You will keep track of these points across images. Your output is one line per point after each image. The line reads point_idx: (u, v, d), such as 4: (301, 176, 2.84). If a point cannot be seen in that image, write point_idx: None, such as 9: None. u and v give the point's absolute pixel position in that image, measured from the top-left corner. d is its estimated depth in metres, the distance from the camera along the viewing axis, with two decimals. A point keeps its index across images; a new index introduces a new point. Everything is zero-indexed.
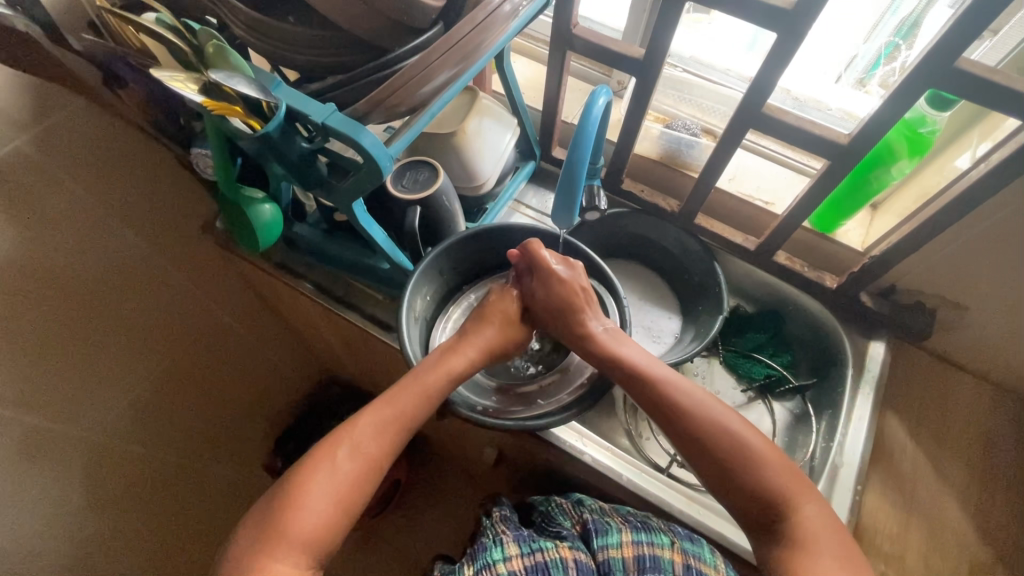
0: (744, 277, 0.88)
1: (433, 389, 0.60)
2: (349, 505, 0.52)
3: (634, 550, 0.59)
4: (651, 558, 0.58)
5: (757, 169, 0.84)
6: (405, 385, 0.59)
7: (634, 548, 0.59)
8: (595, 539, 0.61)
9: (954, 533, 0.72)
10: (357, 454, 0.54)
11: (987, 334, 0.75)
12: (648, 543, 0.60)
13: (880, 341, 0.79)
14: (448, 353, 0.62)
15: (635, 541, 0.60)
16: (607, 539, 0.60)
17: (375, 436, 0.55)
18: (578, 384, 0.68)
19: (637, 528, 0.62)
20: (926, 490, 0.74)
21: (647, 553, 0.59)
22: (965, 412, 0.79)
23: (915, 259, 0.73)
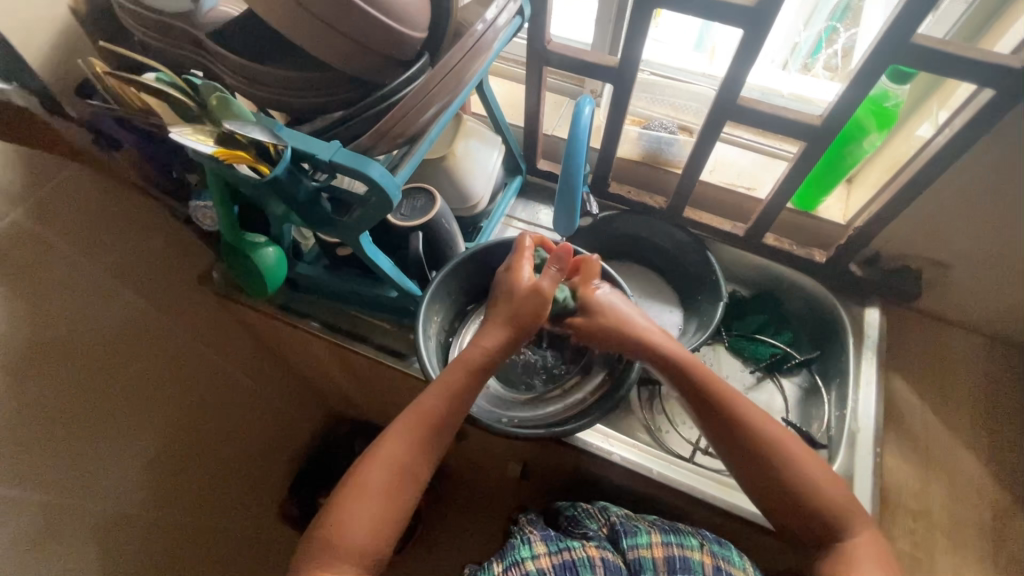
0: (736, 263, 0.91)
1: (458, 387, 0.60)
2: (394, 515, 0.55)
3: (664, 551, 0.60)
4: (682, 559, 0.59)
5: (735, 158, 0.88)
6: (431, 387, 0.60)
7: (665, 547, 0.60)
8: (624, 539, 0.62)
9: (971, 482, 0.75)
10: (391, 466, 0.56)
11: (973, 288, 0.79)
12: (677, 543, 0.60)
13: (874, 307, 0.83)
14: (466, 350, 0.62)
15: (665, 542, 0.61)
16: (638, 539, 0.61)
17: (408, 446, 0.57)
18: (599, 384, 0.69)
19: (666, 530, 0.63)
20: (940, 444, 0.77)
21: (679, 553, 0.59)
22: (966, 365, 0.83)
23: (896, 224, 0.77)
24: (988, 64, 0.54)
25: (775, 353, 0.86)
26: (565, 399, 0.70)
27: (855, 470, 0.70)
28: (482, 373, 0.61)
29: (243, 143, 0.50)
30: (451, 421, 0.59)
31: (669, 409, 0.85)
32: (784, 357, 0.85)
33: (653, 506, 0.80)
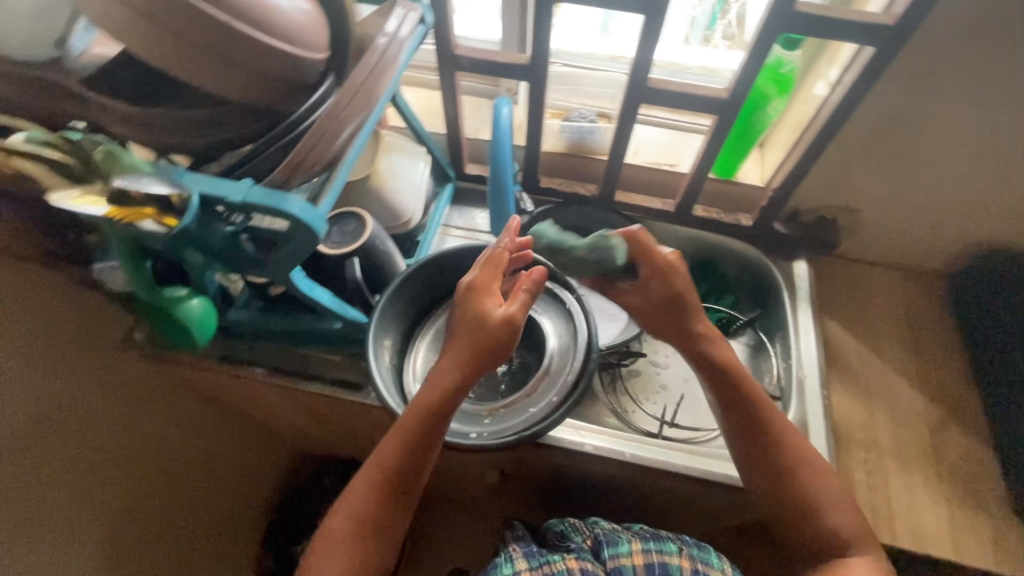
0: (672, 237, 0.93)
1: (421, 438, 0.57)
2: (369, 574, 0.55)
3: (644, 558, 0.60)
4: (661, 566, 0.60)
5: (655, 138, 0.91)
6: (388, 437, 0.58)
7: (646, 555, 0.61)
8: (606, 550, 0.62)
9: (908, 406, 0.81)
10: (357, 521, 0.56)
11: (882, 228, 0.86)
12: (657, 550, 0.61)
13: (802, 260, 0.88)
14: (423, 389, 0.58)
15: (646, 549, 0.61)
16: (620, 548, 0.62)
17: (368, 501, 0.57)
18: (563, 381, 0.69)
19: (647, 537, 0.64)
20: (877, 376, 0.83)
21: (659, 561, 0.60)
22: (885, 300, 0.90)
23: (808, 181, 0.82)
24: (866, 23, 0.58)
25: (722, 317, 0.88)
26: (529, 401, 0.69)
27: (808, 416, 0.74)
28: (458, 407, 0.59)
29: (143, 199, 0.46)
30: (416, 471, 0.58)
31: (632, 389, 0.87)
32: (731, 320, 0.88)
33: (630, 487, 0.82)
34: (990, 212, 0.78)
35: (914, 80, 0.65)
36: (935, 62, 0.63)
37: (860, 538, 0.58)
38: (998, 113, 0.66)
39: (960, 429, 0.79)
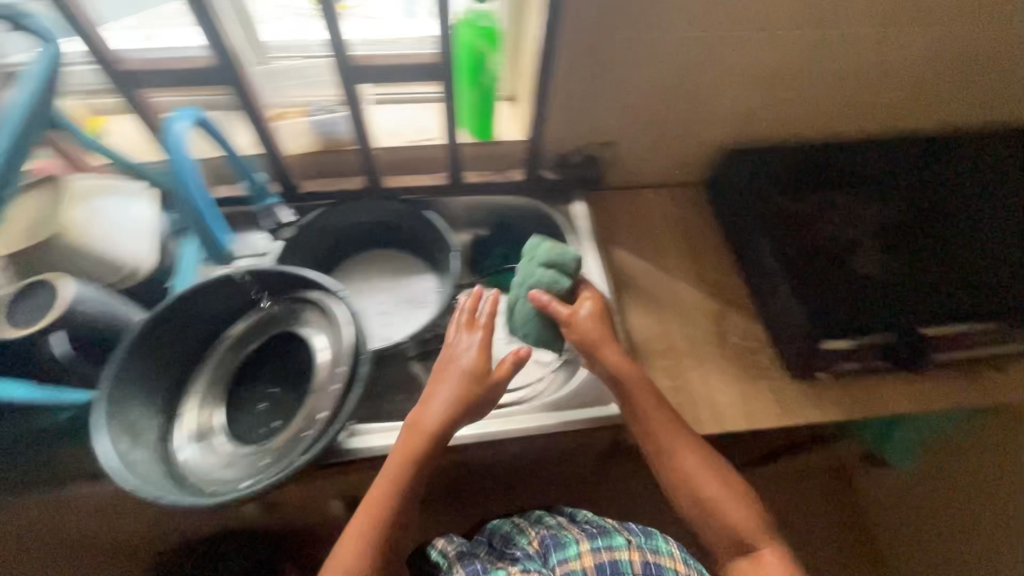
0: (464, 211, 0.95)
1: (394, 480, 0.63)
2: None
3: (593, 559, 0.58)
4: (612, 564, 0.58)
5: (403, 116, 0.89)
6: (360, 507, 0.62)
7: (594, 555, 0.59)
8: (552, 556, 0.60)
9: (695, 306, 0.89)
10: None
11: (636, 152, 0.94)
12: (607, 547, 0.60)
13: (578, 201, 0.92)
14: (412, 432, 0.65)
15: (595, 548, 0.59)
16: (568, 552, 0.60)
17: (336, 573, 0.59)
18: (332, 392, 0.59)
19: (594, 534, 0.62)
20: (666, 287, 0.91)
21: (609, 559, 0.58)
22: (659, 219, 0.98)
23: (546, 124, 0.86)
24: None
25: None
26: (299, 428, 0.59)
27: None
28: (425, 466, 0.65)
29: None
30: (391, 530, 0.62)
31: None
32: None
33: (473, 464, 0.81)
34: (703, 118, 0.90)
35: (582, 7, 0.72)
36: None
37: (758, 535, 0.61)
38: (664, 30, 0.76)
39: (738, 313, 0.89)
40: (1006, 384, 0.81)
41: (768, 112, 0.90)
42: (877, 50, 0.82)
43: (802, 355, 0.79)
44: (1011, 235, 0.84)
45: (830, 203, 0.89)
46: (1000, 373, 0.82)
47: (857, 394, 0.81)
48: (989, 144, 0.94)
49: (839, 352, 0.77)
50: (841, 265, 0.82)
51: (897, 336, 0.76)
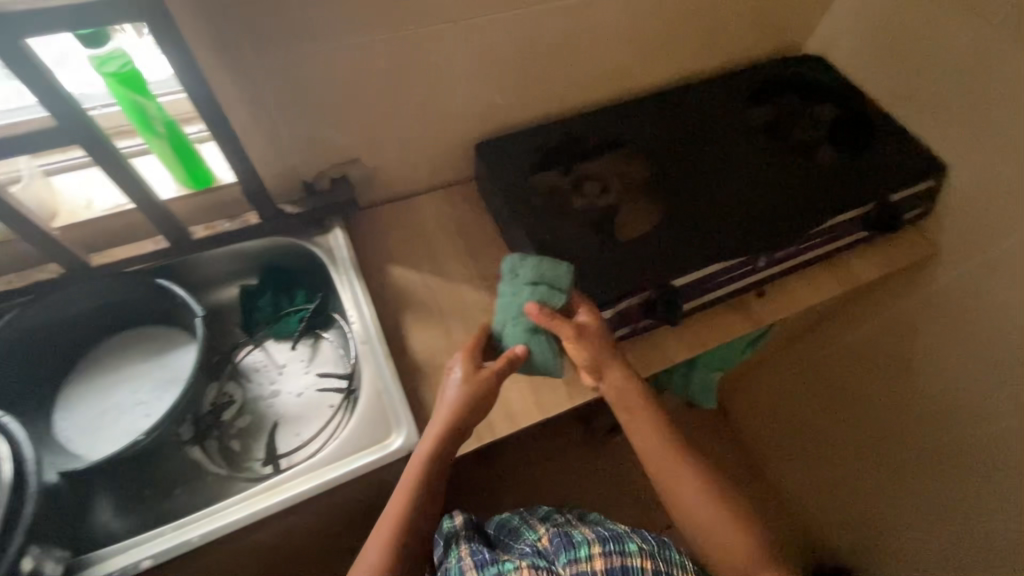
0: (215, 266, 0.87)
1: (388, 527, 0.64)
2: None
3: (603, 563, 0.63)
4: (620, 569, 0.63)
5: (80, 188, 0.80)
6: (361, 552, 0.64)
7: (605, 560, 0.63)
8: (562, 556, 0.66)
9: (478, 306, 0.87)
10: None
11: (384, 163, 0.90)
12: (622, 553, 0.64)
13: (337, 228, 0.87)
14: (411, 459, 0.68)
15: (605, 553, 0.64)
16: (576, 554, 0.65)
17: None
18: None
19: (608, 538, 0.66)
20: (446, 294, 0.88)
21: (620, 565, 0.63)
22: (432, 226, 0.95)
23: (253, 161, 0.79)
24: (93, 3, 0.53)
25: (302, 317, 0.88)
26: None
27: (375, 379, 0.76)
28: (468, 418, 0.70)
29: None
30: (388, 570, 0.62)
31: (248, 433, 0.82)
32: (311, 316, 0.87)
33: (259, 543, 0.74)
34: (437, 117, 0.87)
35: (226, 42, 0.64)
36: (228, 20, 0.63)
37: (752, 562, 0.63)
38: (342, 43, 0.70)
39: None
40: (761, 309, 0.92)
41: (503, 98, 0.89)
42: (580, 19, 0.83)
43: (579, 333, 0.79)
44: (738, 174, 0.93)
45: (578, 179, 0.92)
46: (759, 299, 0.92)
47: (639, 355, 0.85)
48: (713, 90, 1.02)
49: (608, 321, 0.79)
50: (595, 237, 0.84)
51: (656, 293, 0.79)
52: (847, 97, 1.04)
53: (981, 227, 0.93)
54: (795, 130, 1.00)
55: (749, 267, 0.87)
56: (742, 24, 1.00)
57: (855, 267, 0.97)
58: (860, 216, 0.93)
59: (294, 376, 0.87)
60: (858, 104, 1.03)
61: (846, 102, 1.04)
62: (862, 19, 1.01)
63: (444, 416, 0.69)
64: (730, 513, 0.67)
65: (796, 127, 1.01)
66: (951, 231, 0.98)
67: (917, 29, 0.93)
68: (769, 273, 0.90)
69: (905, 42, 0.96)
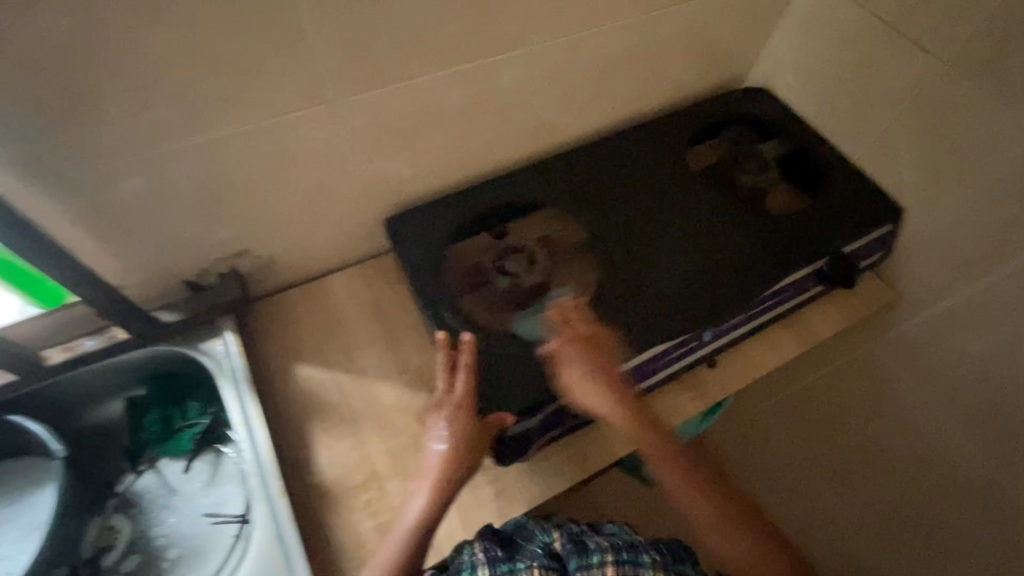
0: (90, 383, 0.76)
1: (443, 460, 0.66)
2: None
3: (615, 572, 0.60)
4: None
5: None
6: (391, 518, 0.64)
7: (619, 567, 0.61)
8: (573, 561, 0.62)
9: (397, 405, 0.78)
10: None
11: (282, 249, 0.80)
12: (634, 564, 0.62)
13: (229, 329, 0.76)
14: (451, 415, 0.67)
15: (619, 562, 0.61)
16: (590, 559, 0.61)
17: None
18: None
19: (622, 548, 0.63)
20: (360, 393, 0.78)
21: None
22: (347, 311, 0.85)
23: (115, 270, 0.69)
24: None
25: (196, 433, 0.77)
26: None
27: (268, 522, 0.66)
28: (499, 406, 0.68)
29: None
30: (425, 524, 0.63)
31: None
32: (205, 431, 0.77)
33: None
34: (335, 196, 0.77)
35: (15, 150, 0.53)
36: (14, 126, 0.52)
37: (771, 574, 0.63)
38: (190, 135, 0.60)
39: None
40: (715, 380, 0.83)
41: (411, 167, 0.79)
42: (485, 80, 0.74)
43: (501, 442, 0.70)
44: (679, 233, 0.84)
45: (501, 252, 0.80)
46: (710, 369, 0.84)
47: (579, 451, 0.76)
48: (652, 132, 0.92)
49: (531, 428, 0.70)
50: (522, 324, 0.74)
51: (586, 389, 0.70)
52: (797, 133, 0.96)
53: (948, 270, 0.86)
54: (743, 175, 0.90)
55: (692, 344, 0.79)
56: (678, 61, 0.91)
57: (816, 319, 0.89)
58: (814, 272, 0.85)
59: (190, 503, 0.76)
60: (810, 140, 0.95)
61: (796, 139, 0.96)
62: (807, 49, 0.92)
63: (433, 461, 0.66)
64: (740, 523, 0.66)
65: (746, 170, 0.91)
66: (916, 274, 0.90)
67: (863, 60, 0.85)
68: (718, 343, 0.82)
69: (855, 75, 0.88)
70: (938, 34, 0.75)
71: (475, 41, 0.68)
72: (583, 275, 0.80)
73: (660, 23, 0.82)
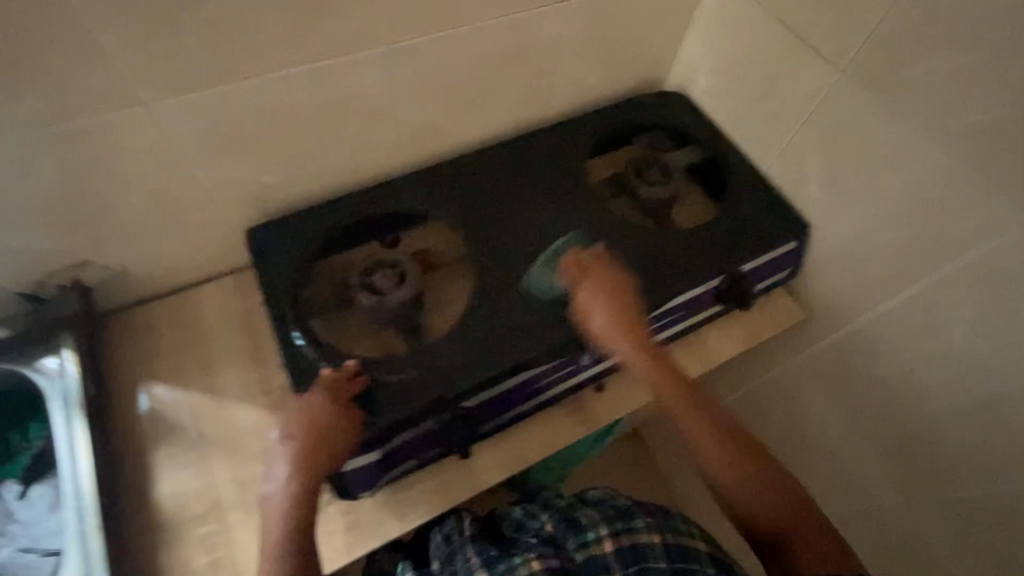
0: None
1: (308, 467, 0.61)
2: None
3: (615, 542, 0.67)
4: (630, 550, 0.67)
5: None
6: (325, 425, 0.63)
7: (616, 540, 0.68)
8: (573, 541, 0.69)
9: (253, 428, 0.73)
10: None
11: (131, 260, 0.74)
12: (628, 533, 0.68)
13: (67, 347, 0.71)
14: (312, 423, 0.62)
15: (614, 535, 0.68)
16: (586, 537, 0.68)
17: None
18: None
19: (612, 518, 0.70)
20: (215, 415, 0.73)
21: (627, 544, 0.67)
22: (210, 326, 0.79)
23: None
24: None
25: (32, 458, 0.72)
26: None
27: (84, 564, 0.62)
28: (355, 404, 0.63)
29: None
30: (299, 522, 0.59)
31: None
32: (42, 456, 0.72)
33: None
34: (186, 203, 0.71)
35: None
36: None
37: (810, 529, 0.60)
38: None
39: None
40: (599, 405, 0.78)
41: (270, 174, 0.73)
42: (341, 82, 0.68)
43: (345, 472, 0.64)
44: (566, 248, 0.79)
45: (372, 266, 0.74)
46: (597, 393, 0.79)
47: (442, 482, 0.71)
48: (546, 141, 0.87)
49: (375, 463, 0.64)
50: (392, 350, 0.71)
51: (439, 420, 0.67)
52: (708, 142, 0.90)
53: (850, 293, 0.80)
54: (642, 186, 0.85)
55: (568, 368, 0.74)
56: (576, 61, 0.85)
57: (714, 343, 0.84)
58: (709, 291, 0.80)
59: None
60: (722, 148, 0.89)
61: (707, 149, 0.90)
62: (717, 49, 0.86)
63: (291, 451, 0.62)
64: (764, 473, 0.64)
65: (647, 182, 0.86)
66: (821, 296, 0.85)
67: (768, 66, 0.80)
68: (599, 368, 0.77)
69: (762, 79, 0.82)
70: (833, 42, 0.70)
71: (319, 40, 0.63)
72: (457, 294, 0.77)
73: (545, 22, 0.76)
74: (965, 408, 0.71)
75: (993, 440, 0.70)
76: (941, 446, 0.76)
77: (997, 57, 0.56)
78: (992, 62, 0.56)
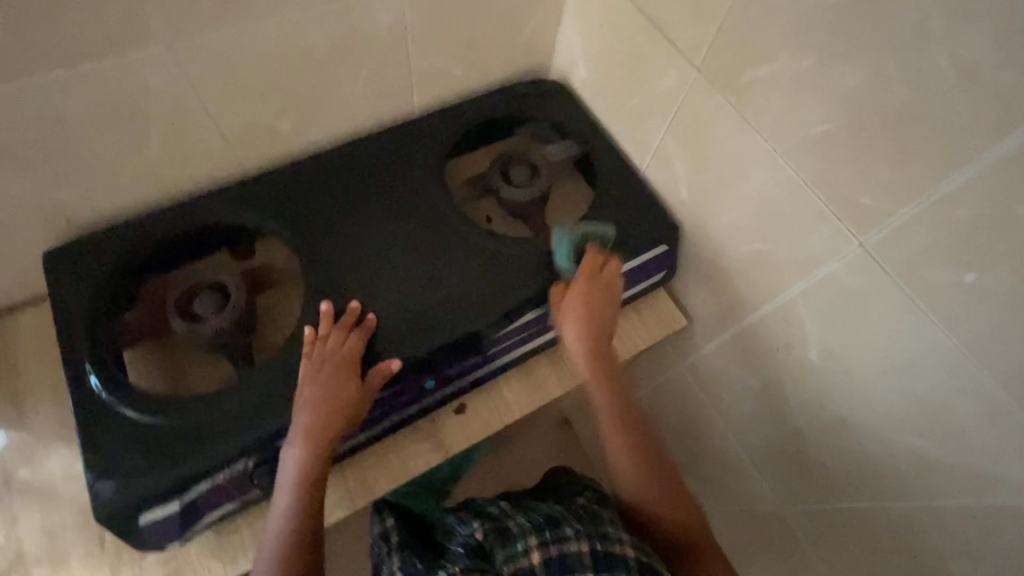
0: None
1: (315, 388, 0.60)
2: None
3: (542, 554, 0.57)
4: (560, 560, 0.56)
5: None
6: (300, 407, 0.60)
7: (544, 552, 0.57)
8: (501, 553, 0.58)
9: (66, 470, 0.66)
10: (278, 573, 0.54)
11: None
12: (558, 543, 0.57)
13: None
14: (308, 365, 0.62)
15: (542, 545, 0.57)
16: (514, 549, 0.58)
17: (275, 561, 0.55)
18: None
19: (541, 523, 0.59)
20: (23, 458, 0.67)
21: (557, 556, 0.56)
22: (27, 355, 0.72)
23: None
24: None
25: None
26: None
27: None
28: (323, 369, 0.61)
29: None
30: (335, 427, 0.59)
31: None
32: None
33: None
34: None
35: None
36: None
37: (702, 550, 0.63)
38: None
39: None
40: (456, 428, 0.74)
41: (67, 190, 0.65)
42: (122, 86, 0.59)
43: (134, 530, 0.58)
44: (416, 259, 0.72)
45: (191, 290, 0.67)
46: (456, 414, 0.75)
47: None
48: (408, 142, 0.80)
49: (176, 514, 0.58)
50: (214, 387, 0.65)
51: (253, 460, 0.61)
52: (586, 135, 0.83)
53: (722, 303, 0.76)
54: (506, 188, 0.78)
55: (409, 395, 0.69)
56: (431, 52, 0.76)
57: None
58: None
59: None
60: (602, 143, 0.83)
61: (586, 143, 0.83)
62: (590, 38, 0.79)
63: (305, 426, 0.59)
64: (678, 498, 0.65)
65: (513, 184, 0.79)
66: (699, 303, 0.80)
67: (634, 58, 0.73)
68: (452, 388, 0.72)
69: (630, 74, 0.75)
70: (687, 35, 0.63)
71: (72, 39, 0.54)
72: (288, 318, 0.72)
73: (376, 10, 0.67)
74: (828, 425, 0.68)
75: (854, 458, 0.67)
76: (809, 461, 0.74)
77: (831, 63, 0.50)
78: (831, 66, 0.51)
